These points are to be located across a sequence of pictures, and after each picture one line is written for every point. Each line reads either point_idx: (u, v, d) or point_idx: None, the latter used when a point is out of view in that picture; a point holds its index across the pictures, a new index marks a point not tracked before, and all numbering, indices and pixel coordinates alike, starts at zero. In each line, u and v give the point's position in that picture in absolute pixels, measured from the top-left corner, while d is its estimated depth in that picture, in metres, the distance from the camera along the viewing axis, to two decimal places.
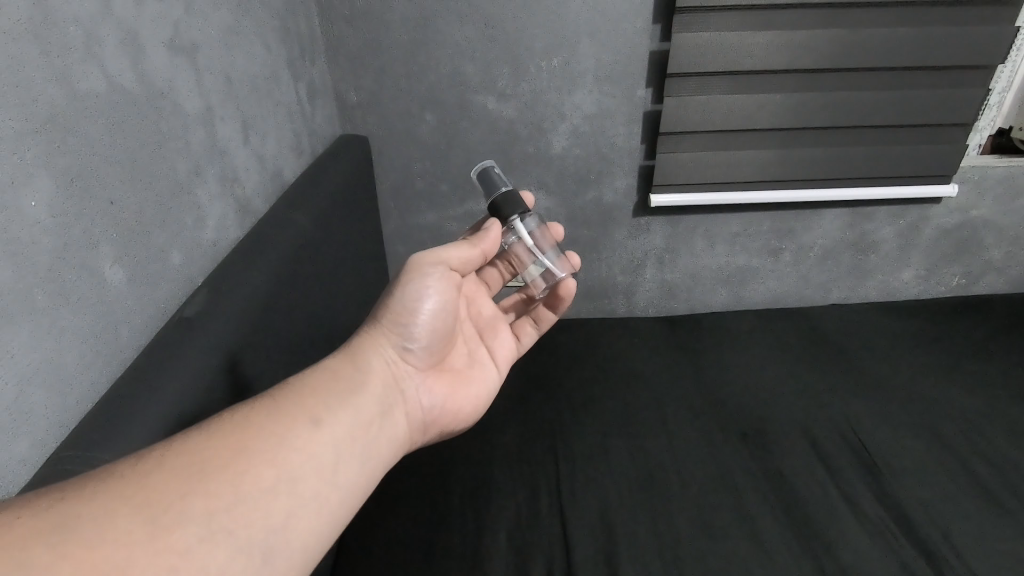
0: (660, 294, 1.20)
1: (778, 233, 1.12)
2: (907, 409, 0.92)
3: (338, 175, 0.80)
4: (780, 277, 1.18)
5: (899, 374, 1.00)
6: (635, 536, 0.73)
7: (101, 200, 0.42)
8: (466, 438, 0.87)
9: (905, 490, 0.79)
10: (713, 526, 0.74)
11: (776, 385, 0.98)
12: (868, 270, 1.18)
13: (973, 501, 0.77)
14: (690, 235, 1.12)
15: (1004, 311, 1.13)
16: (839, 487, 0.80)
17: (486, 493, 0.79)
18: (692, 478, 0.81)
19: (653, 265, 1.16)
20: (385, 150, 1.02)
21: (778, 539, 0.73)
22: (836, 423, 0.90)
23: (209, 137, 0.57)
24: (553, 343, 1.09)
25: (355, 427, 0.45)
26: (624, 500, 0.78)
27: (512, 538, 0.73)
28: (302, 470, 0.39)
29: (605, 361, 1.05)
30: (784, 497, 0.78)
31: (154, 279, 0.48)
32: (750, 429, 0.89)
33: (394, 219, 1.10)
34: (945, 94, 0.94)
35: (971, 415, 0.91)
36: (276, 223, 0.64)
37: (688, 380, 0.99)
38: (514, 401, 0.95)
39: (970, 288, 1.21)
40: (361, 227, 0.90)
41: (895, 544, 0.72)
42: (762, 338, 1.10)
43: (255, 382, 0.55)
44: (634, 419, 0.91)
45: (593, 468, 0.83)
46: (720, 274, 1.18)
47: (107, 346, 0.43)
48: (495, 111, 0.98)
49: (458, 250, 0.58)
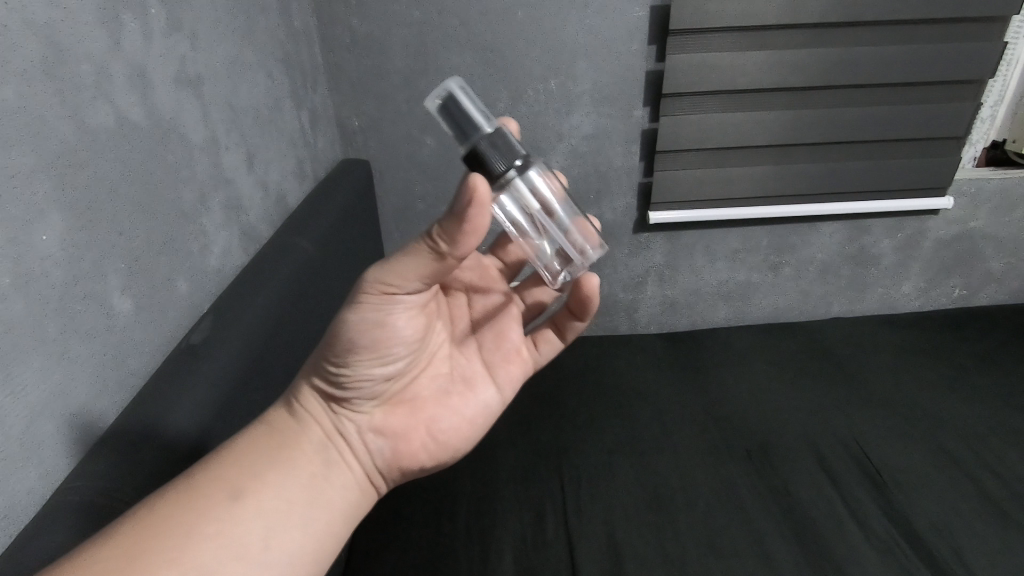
0: (662, 311, 1.20)
1: (778, 249, 1.13)
2: (912, 422, 0.92)
3: (340, 200, 0.81)
4: (781, 291, 1.19)
5: (903, 386, 0.99)
6: (641, 556, 0.73)
7: (111, 231, 0.43)
8: (470, 460, 0.87)
9: (915, 505, 0.78)
10: (720, 545, 0.74)
11: (779, 400, 0.98)
12: (869, 283, 1.18)
13: (981, 515, 0.76)
14: (690, 252, 1.13)
15: (1005, 322, 1.13)
16: (847, 503, 0.79)
17: (492, 515, 0.78)
18: (697, 496, 0.81)
19: (654, 283, 1.17)
20: (386, 174, 1.03)
21: (786, 557, 0.72)
22: (841, 437, 0.90)
23: (214, 166, 0.58)
24: (556, 361, 1.09)
25: (287, 497, 0.42)
26: (631, 520, 0.77)
27: (518, 559, 0.72)
28: (218, 559, 0.37)
29: (608, 380, 1.04)
30: (790, 514, 0.77)
31: (161, 309, 0.49)
32: (754, 445, 0.89)
33: (395, 241, 1.11)
34: (938, 108, 0.96)
35: (976, 427, 0.90)
36: (280, 249, 0.65)
37: (692, 396, 0.99)
38: (518, 421, 0.94)
39: (970, 299, 1.21)
40: (364, 250, 0.91)
41: (904, 560, 0.71)
42: (764, 353, 1.10)
43: (260, 407, 0.55)
44: (639, 437, 0.91)
45: (598, 487, 0.82)
46: (721, 289, 1.18)
47: (117, 375, 0.44)
48: None
49: (416, 266, 0.40)
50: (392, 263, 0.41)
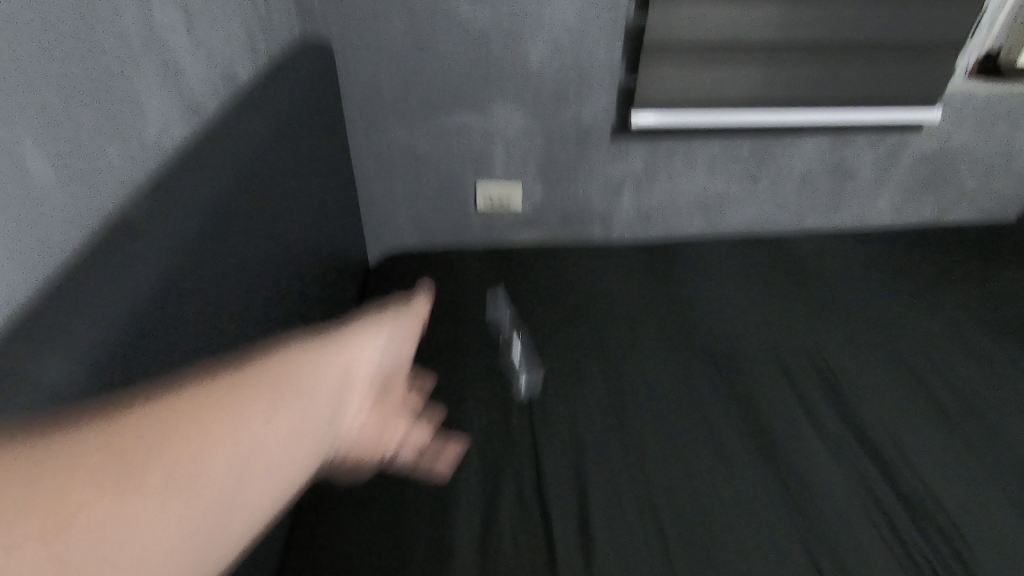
0: (638, 221, 1.17)
1: (757, 158, 1.10)
2: (874, 334, 0.93)
3: (296, 82, 0.74)
4: (758, 202, 1.17)
5: (869, 299, 1.01)
6: (604, 454, 0.73)
7: (14, 69, 0.37)
8: (434, 364, 0.85)
9: (877, 410, 0.79)
10: (684, 443, 0.75)
11: (745, 312, 0.98)
12: (845, 195, 1.17)
13: (928, 418, 0.80)
14: (669, 158, 1.09)
15: (974, 240, 1.14)
16: (806, 407, 0.81)
17: (456, 413, 0.77)
18: (662, 400, 0.81)
19: (631, 188, 1.13)
20: (349, 61, 0.95)
21: (744, 458, 0.73)
22: (803, 347, 0.91)
23: (144, 19, 0.51)
24: (524, 267, 1.07)
25: (365, 361, 0.40)
26: (597, 421, 0.77)
27: (483, 454, 0.72)
28: (305, 400, 0.35)
29: (577, 285, 1.03)
30: (752, 417, 0.78)
31: (105, 176, 0.44)
32: (719, 352, 0.89)
33: (360, 137, 1.03)
34: (939, 7, 0.91)
35: (937, 338, 0.93)
36: (228, 129, 0.59)
37: (658, 304, 0.99)
38: (488, 322, 0.93)
39: (941, 216, 1.23)
40: (324, 140, 0.84)
41: (858, 463, 0.73)
42: (732, 265, 1.09)
43: (213, 292, 0.50)
44: (605, 341, 0.91)
45: (568, 386, 0.82)
46: (698, 198, 1.15)
47: (39, 241, 0.39)
48: (468, 18, 0.92)
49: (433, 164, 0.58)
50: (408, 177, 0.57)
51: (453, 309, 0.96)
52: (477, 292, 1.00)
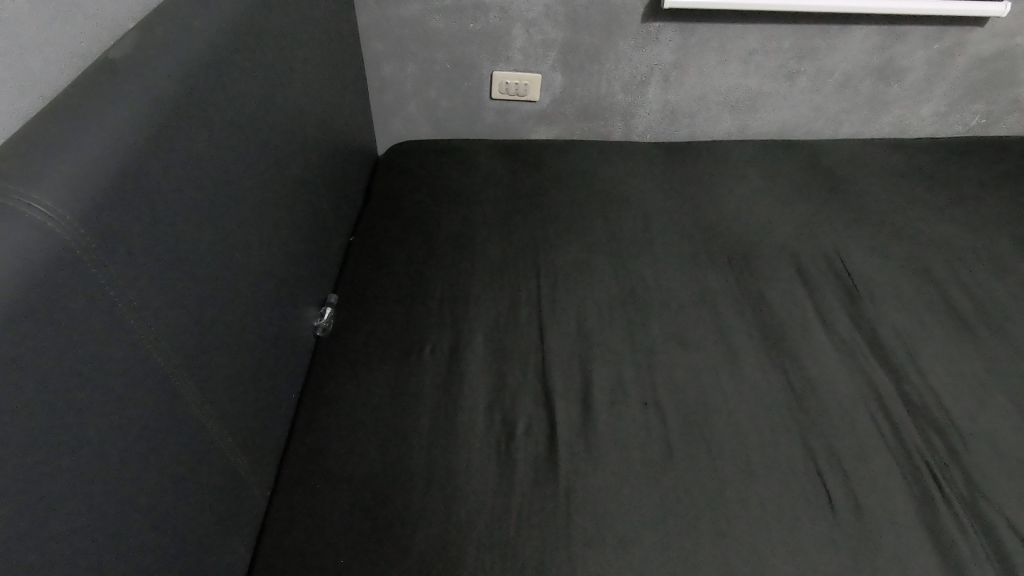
0: (586, 60, 1.55)
1: (668, 61, 1.56)
2: (725, 249, 1.30)
3: (242, 16, 0.90)
4: (707, 72, 1.58)
5: (798, 214, 1.40)
6: (469, 525, 0.85)
7: None
8: (362, 356, 1.08)
9: (741, 508, 0.87)
10: (527, 503, 0.87)
11: (657, 234, 1.33)
12: (759, 43, 1.53)
13: (967, 536, 0.83)
14: (612, 37, 1.50)
15: (890, 154, 1.60)
16: (626, 471, 0.91)
17: (440, 476, 0.90)
18: (530, 435, 0.96)
19: (568, 58, 1.54)
20: (300, 23, 1.10)
21: (578, 508, 0.87)
22: (636, 245, 1.30)
23: (55, 52, 0.66)
24: (481, 205, 1.40)
25: None
26: (459, 453, 0.93)
27: (451, 522, 0.85)
28: None
29: (603, 213, 1.38)
30: (579, 451, 0.93)
31: (59, 400, 0.55)
32: (627, 298, 1.18)
33: (316, 30, 1.18)
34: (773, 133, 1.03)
35: (812, 280, 1.23)
36: (170, 71, 0.74)
37: (571, 220, 1.36)
38: (435, 392, 1.02)
39: (861, 106, 1.68)
40: (271, 25, 0.99)
41: (660, 428, 0.97)
42: (672, 220, 1.37)
43: (191, 99, 0.76)
44: (508, 246, 1.29)
45: (470, 455, 0.93)
46: (655, 62, 1.56)
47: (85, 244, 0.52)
48: (288, 52, 1.05)
49: None
50: (325, 479, 0.91)
51: (403, 358, 1.07)
52: (441, 349, 1.08)
